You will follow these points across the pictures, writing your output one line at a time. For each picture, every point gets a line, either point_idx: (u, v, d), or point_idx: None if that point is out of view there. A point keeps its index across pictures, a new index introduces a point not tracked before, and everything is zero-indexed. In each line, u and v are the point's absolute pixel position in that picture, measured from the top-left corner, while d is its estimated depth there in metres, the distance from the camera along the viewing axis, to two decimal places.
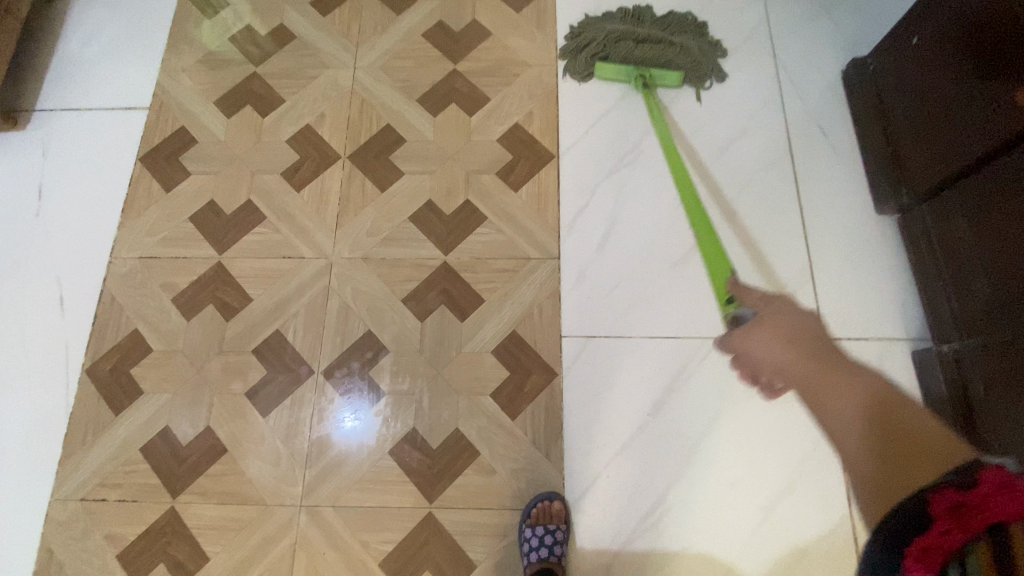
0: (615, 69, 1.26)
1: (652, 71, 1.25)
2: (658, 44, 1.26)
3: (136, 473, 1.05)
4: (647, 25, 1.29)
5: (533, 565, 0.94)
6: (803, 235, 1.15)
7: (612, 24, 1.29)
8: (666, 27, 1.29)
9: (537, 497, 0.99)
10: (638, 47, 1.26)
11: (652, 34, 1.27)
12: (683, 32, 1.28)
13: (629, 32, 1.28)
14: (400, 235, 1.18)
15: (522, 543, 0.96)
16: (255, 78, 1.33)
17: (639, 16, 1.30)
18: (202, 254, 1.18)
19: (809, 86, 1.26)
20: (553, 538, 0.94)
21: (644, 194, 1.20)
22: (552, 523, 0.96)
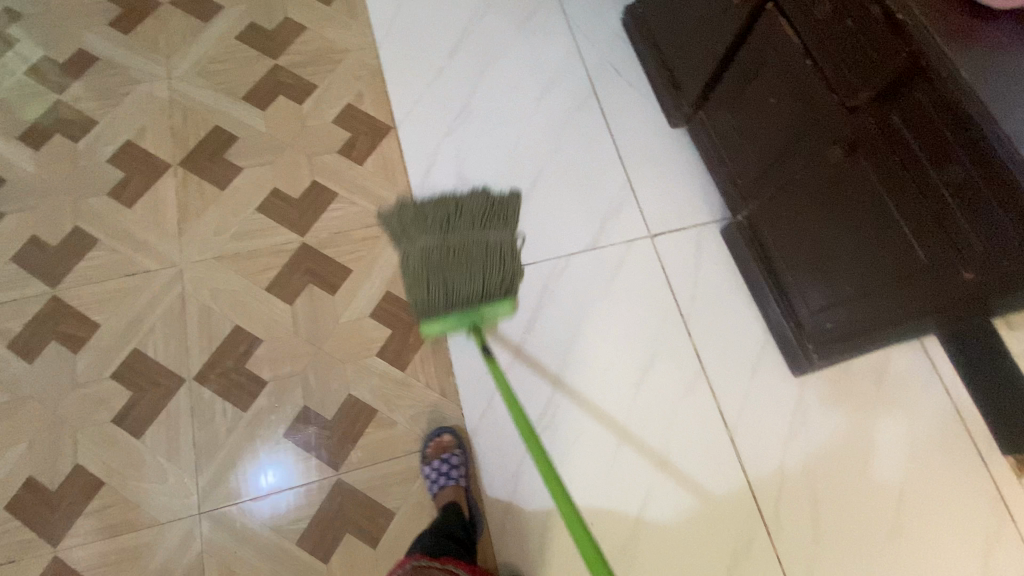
0: (442, 323, 1.06)
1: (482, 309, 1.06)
2: (482, 271, 1.07)
3: (4, 535, 0.96)
4: (461, 241, 1.09)
5: (440, 496, 0.99)
6: (619, 157, 1.31)
7: (425, 245, 1.09)
8: (480, 226, 1.11)
9: (430, 436, 1.05)
10: (457, 270, 1.06)
11: (468, 248, 1.09)
12: (494, 216, 1.14)
13: (446, 258, 1.06)
14: (252, 227, 1.17)
15: (427, 481, 1.00)
16: (61, 106, 1.27)
17: (449, 221, 1.10)
18: (33, 292, 1.10)
19: (597, 32, 1.44)
20: (450, 464, 1.00)
21: (480, 147, 1.30)
22: (447, 453, 1.02)
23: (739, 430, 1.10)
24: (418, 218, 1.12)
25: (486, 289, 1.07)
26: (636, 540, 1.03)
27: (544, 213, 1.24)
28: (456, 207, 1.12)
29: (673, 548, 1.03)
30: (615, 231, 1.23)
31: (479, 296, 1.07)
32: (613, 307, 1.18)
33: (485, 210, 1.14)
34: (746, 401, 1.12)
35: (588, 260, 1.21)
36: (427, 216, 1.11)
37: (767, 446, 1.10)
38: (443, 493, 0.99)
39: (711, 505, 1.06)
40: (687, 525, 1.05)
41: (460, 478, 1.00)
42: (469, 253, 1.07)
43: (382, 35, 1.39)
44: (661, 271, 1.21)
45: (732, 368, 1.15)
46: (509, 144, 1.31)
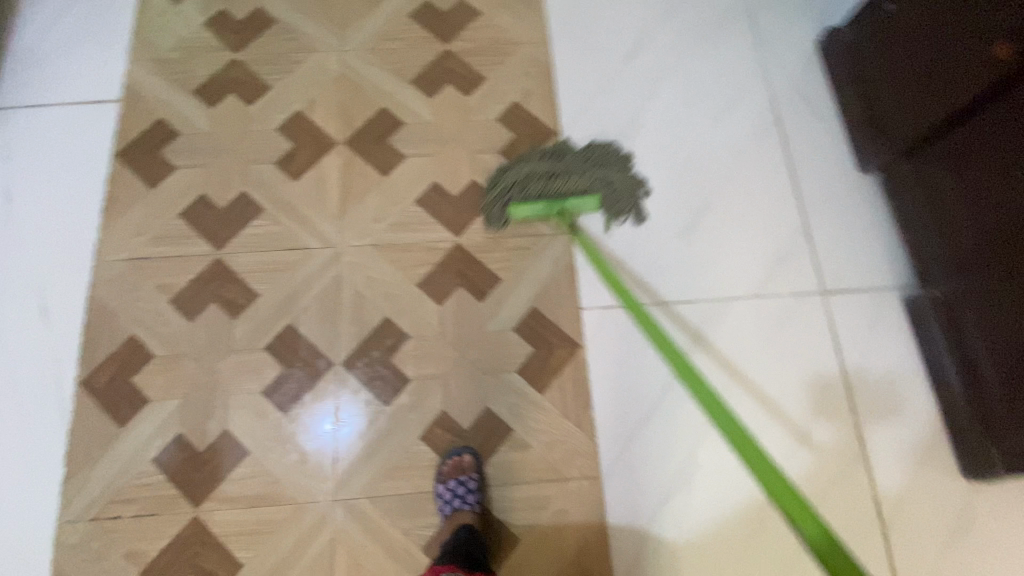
0: (531, 206, 1.14)
1: (569, 202, 1.14)
2: (577, 178, 1.15)
3: (151, 486, 1.00)
4: (567, 159, 1.17)
5: (450, 517, 0.96)
6: (798, 199, 1.20)
7: (532, 161, 1.17)
8: (588, 154, 1.19)
9: (449, 453, 1.02)
10: (554, 174, 1.15)
11: (572, 169, 1.16)
12: (604, 158, 1.19)
13: (546, 169, 1.16)
14: (409, 220, 1.16)
15: (438, 499, 0.98)
16: (236, 65, 1.26)
17: (557, 151, 1.19)
18: (198, 252, 1.12)
19: (789, 55, 1.32)
20: (465, 488, 0.97)
21: (647, 164, 1.22)
22: (464, 475, 0.98)
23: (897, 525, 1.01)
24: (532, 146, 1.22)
25: (578, 187, 1.14)
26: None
27: (709, 248, 1.16)
28: (568, 148, 1.19)
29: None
30: (783, 281, 1.14)
31: (570, 191, 1.14)
32: (772, 365, 1.09)
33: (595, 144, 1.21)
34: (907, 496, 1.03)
35: (751, 308, 1.12)
36: (539, 149, 1.19)
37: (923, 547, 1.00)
38: (455, 517, 0.96)
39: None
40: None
41: (474, 504, 0.97)
42: (571, 170, 1.16)
43: (556, 30, 1.32)
44: (830, 333, 1.11)
45: (895, 454, 1.05)
46: (679, 167, 1.22)
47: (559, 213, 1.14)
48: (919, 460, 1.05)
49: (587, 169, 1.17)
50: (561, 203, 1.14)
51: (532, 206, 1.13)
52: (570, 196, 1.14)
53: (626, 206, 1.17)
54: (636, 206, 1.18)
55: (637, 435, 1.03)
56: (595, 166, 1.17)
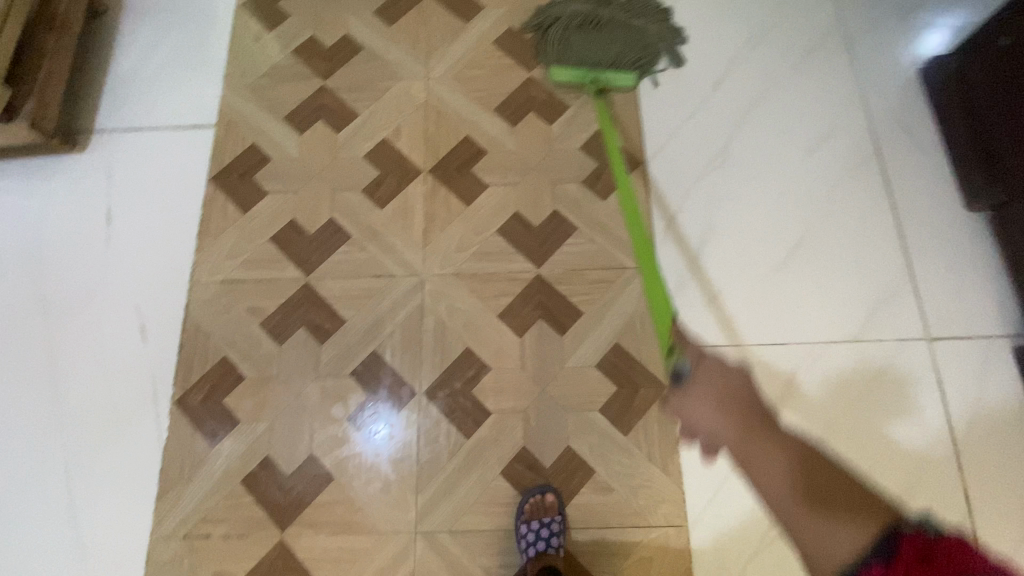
0: (568, 69, 1.21)
1: (606, 74, 1.21)
2: (615, 38, 1.22)
3: (240, 507, 1.02)
4: (606, 10, 1.23)
5: (532, 560, 0.94)
6: (900, 236, 1.14)
7: (576, 5, 1.23)
8: (629, 12, 1.24)
9: (531, 491, 1.00)
10: (594, 35, 1.22)
11: (612, 23, 1.23)
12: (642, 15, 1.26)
13: (588, 15, 1.22)
14: (491, 250, 1.16)
15: (520, 540, 0.96)
16: (325, 92, 1.29)
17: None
18: (287, 276, 1.15)
19: (889, 83, 1.25)
20: (549, 530, 0.95)
21: (736, 196, 1.18)
22: (548, 516, 0.97)
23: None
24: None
25: (617, 61, 1.21)
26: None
27: (803, 286, 1.11)
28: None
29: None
30: (883, 324, 1.08)
31: (608, 64, 1.21)
32: (870, 412, 1.03)
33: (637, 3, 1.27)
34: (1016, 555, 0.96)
35: (847, 352, 1.07)
36: None
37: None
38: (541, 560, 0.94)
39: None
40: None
41: (559, 547, 0.95)
42: (611, 27, 1.22)
43: None
44: (935, 380, 1.04)
45: (1005, 514, 0.97)
46: (769, 200, 1.17)
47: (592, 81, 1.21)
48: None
49: (627, 35, 1.23)
50: (596, 72, 1.21)
51: (570, 69, 1.21)
52: (606, 68, 1.21)
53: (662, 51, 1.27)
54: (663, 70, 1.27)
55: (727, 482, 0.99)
56: (634, 19, 1.25)
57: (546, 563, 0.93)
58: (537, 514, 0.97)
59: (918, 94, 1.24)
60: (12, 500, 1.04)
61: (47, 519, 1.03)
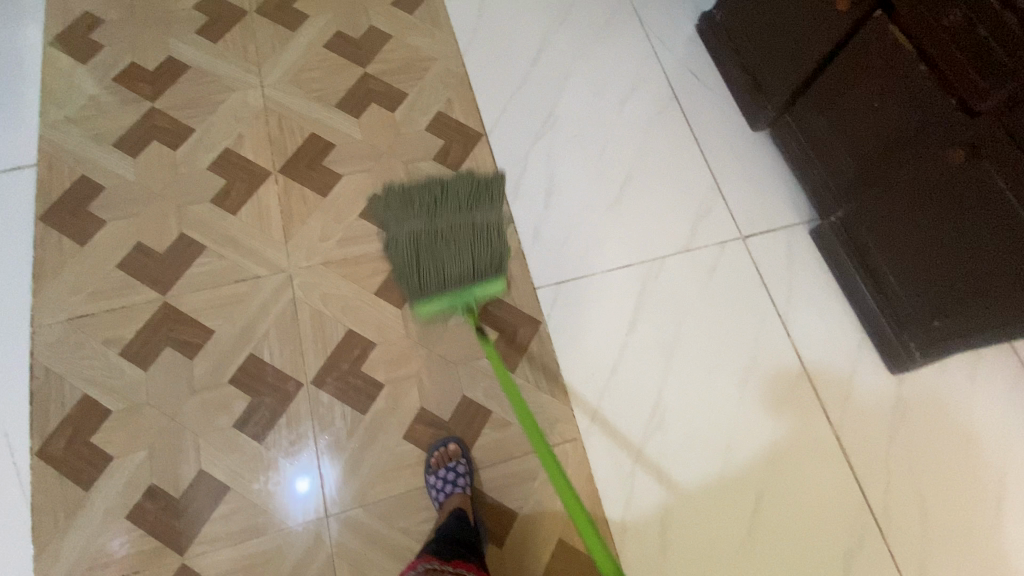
0: (436, 303, 1.07)
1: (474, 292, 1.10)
2: (461, 234, 1.12)
3: (130, 543, 0.95)
4: (441, 212, 1.15)
5: (446, 504, 0.97)
6: (705, 160, 1.34)
7: (411, 226, 1.13)
8: (466, 210, 1.16)
9: (432, 446, 1.04)
10: (447, 252, 1.10)
11: (456, 232, 1.13)
12: (481, 206, 1.18)
13: (429, 233, 1.12)
14: (356, 234, 1.20)
15: (431, 490, 0.99)
16: (155, 114, 1.26)
17: (433, 200, 1.17)
18: (143, 298, 1.10)
19: (674, 40, 1.48)
20: (455, 473, 0.99)
21: (569, 150, 1.32)
22: (453, 461, 1.01)
23: (846, 438, 1.12)
24: (405, 204, 1.17)
25: (477, 270, 1.10)
26: (752, 536, 1.04)
27: (637, 216, 1.26)
28: (443, 202, 1.17)
29: (793, 539, 1.04)
30: (708, 233, 1.26)
31: (469, 278, 1.09)
32: (711, 306, 1.19)
33: (472, 194, 1.19)
34: (858, 414, 1.14)
35: (685, 261, 1.23)
36: (414, 204, 1.16)
37: (872, 449, 1.11)
38: (448, 502, 0.97)
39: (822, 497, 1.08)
40: (803, 520, 1.06)
41: (466, 488, 0.99)
42: (456, 236, 1.12)
43: (466, 43, 1.42)
44: (756, 271, 1.23)
45: (830, 363, 1.17)
46: (597, 149, 1.33)
47: (465, 307, 1.09)
48: (858, 384, 1.16)
49: (474, 233, 1.13)
50: (464, 295, 1.09)
51: (440, 299, 1.08)
52: (469, 285, 1.09)
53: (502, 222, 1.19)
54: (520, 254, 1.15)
55: (607, 390, 1.10)
56: (472, 208, 1.17)
57: (453, 504, 0.96)
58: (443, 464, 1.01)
59: (697, 46, 1.47)
60: None
61: None
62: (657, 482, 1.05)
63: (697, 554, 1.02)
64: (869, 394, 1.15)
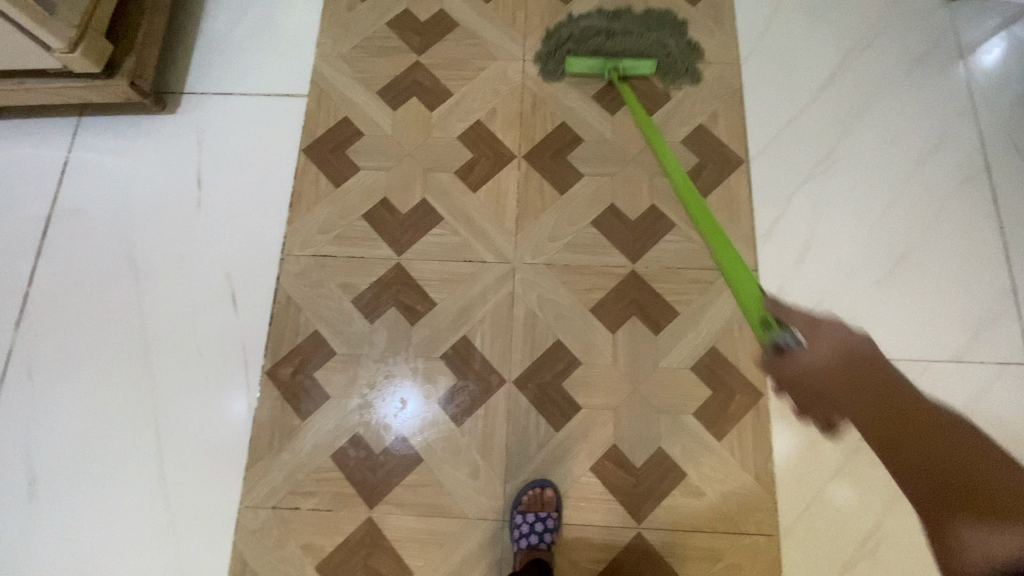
0: (587, 59, 1.22)
1: (624, 62, 1.21)
2: (633, 40, 1.24)
3: (329, 481, 1.03)
4: (622, 21, 1.26)
5: (523, 551, 0.94)
6: (1005, 251, 1.11)
7: (586, 23, 1.26)
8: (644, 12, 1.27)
9: (528, 485, 1.00)
10: (613, 42, 1.24)
11: (626, 34, 1.24)
12: (658, 28, 1.27)
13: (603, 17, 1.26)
14: (585, 242, 1.14)
15: (513, 530, 0.97)
16: (418, 69, 1.26)
17: (617, 13, 1.27)
18: (379, 254, 1.14)
19: (1005, 96, 1.21)
20: (543, 525, 0.96)
21: (839, 204, 1.14)
22: (543, 511, 0.97)
23: None
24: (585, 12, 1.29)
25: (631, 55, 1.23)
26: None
27: (902, 300, 1.08)
28: (623, 14, 1.27)
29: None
30: (986, 347, 1.05)
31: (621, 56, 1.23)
32: None
33: (650, 16, 1.28)
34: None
35: (949, 372, 1.04)
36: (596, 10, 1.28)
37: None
38: (529, 552, 0.94)
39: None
40: None
41: (550, 544, 0.95)
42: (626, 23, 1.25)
43: (748, 53, 1.26)
44: None
45: None
46: (874, 211, 1.14)
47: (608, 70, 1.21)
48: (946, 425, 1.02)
49: (644, 41, 1.24)
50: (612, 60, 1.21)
51: (590, 61, 1.21)
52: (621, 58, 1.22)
53: (681, 69, 1.23)
54: (692, 70, 1.24)
55: (820, 493, 0.98)
56: (650, 30, 1.26)
57: (534, 556, 0.93)
58: (534, 508, 0.98)
59: None
60: (104, 458, 1.06)
61: (139, 479, 1.05)
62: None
63: None
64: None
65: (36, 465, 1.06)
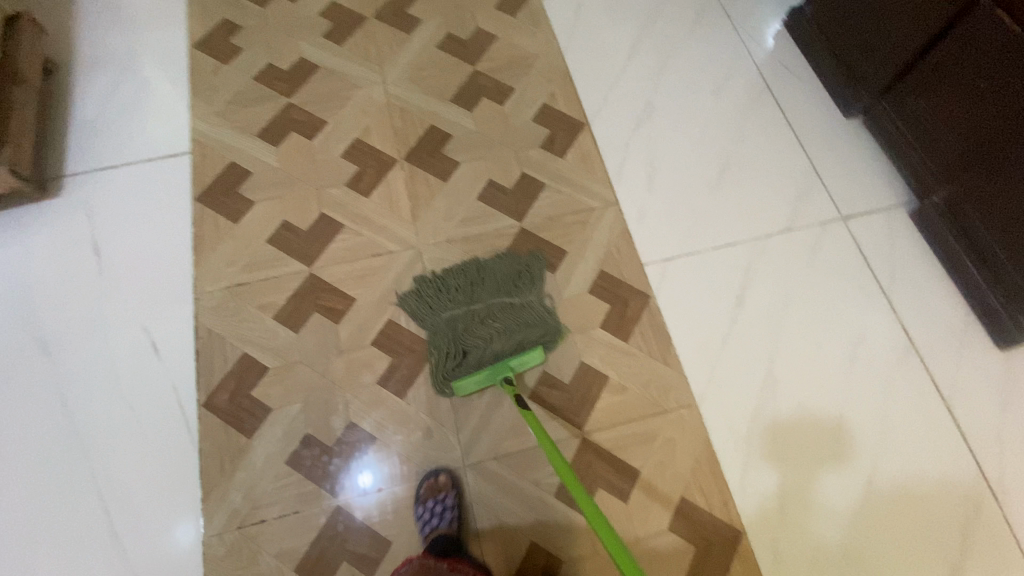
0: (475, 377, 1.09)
1: (512, 363, 1.10)
2: (504, 326, 1.15)
3: (290, 485, 1.05)
4: (482, 299, 1.19)
5: (429, 536, 0.99)
6: (802, 151, 1.39)
7: (452, 311, 1.17)
8: (504, 289, 1.19)
9: (424, 475, 1.05)
10: (487, 333, 1.14)
11: (495, 313, 1.17)
12: (518, 286, 1.20)
13: (469, 324, 1.16)
14: (475, 214, 1.30)
15: (418, 520, 1.01)
16: (292, 108, 1.40)
17: (471, 289, 1.20)
18: (291, 270, 1.22)
19: (763, 36, 1.55)
20: (443, 505, 1.01)
21: (669, 138, 1.39)
22: (441, 493, 1.02)
23: (857, 502, 1.07)
24: (443, 292, 1.20)
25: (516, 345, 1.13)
26: (864, 518, 1.06)
27: (737, 197, 1.33)
28: (478, 282, 1.21)
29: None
30: (808, 214, 1.31)
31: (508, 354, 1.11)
32: (816, 283, 1.24)
33: (507, 272, 1.22)
34: (860, 478, 1.08)
35: (788, 240, 1.28)
36: (453, 285, 1.20)
37: (877, 498, 1.07)
38: (433, 535, 0.99)
39: (926, 550, 1.04)
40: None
41: (452, 520, 1.00)
42: (493, 318, 1.16)
43: (567, 42, 1.52)
44: (858, 250, 1.28)
45: (938, 339, 1.20)
46: (696, 136, 1.40)
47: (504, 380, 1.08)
48: (869, 440, 1.11)
49: (511, 310, 1.17)
50: (501, 368, 1.09)
51: (477, 376, 1.08)
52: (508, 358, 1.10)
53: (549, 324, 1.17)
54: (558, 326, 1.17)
55: (718, 359, 1.15)
56: (507, 287, 1.20)
57: (438, 536, 0.98)
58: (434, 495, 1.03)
59: (787, 40, 1.54)
60: (47, 539, 1.03)
61: (88, 547, 1.02)
62: (803, 541, 1.03)
63: (813, 536, 1.03)
64: (882, 455, 1.10)
65: None
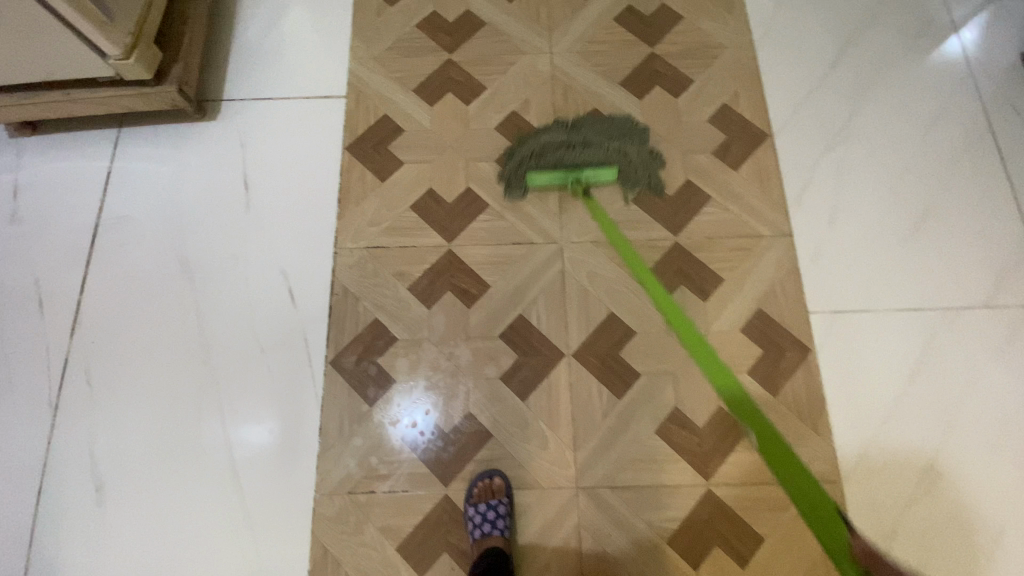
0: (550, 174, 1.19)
1: (586, 172, 1.19)
2: (595, 153, 1.21)
3: (402, 463, 1.05)
4: (583, 132, 1.23)
5: (479, 542, 0.97)
6: (1020, 213, 1.17)
7: (550, 132, 1.24)
8: (606, 129, 1.24)
9: (478, 476, 1.03)
10: (576, 155, 1.21)
11: (589, 144, 1.22)
12: (621, 137, 1.24)
13: (563, 142, 1.23)
14: (628, 218, 1.19)
15: (468, 523, 0.99)
16: (452, 66, 1.32)
17: (577, 122, 1.25)
18: (430, 242, 1.18)
19: (997, 63, 1.30)
20: (495, 512, 0.98)
21: (861, 170, 1.22)
22: (494, 499, 1.00)
23: None
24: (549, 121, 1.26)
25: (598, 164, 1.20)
26: None
27: (930, 255, 1.15)
28: (584, 121, 1.25)
29: None
30: (1013, 292, 1.12)
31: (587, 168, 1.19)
32: (1006, 375, 1.07)
33: (616, 124, 1.25)
34: None
35: (982, 318, 1.11)
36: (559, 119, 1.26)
37: None
38: (484, 542, 0.96)
39: None
40: None
41: (504, 529, 0.97)
42: (587, 147, 1.22)
43: (761, 36, 1.34)
44: None
45: None
46: (893, 174, 1.21)
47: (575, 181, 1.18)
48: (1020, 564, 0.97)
49: (606, 147, 1.22)
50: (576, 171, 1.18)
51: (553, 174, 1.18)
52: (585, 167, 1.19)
53: (638, 175, 1.21)
54: (655, 176, 1.21)
55: (875, 438, 1.03)
56: (611, 134, 1.24)
57: (489, 545, 0.95)
58: (485, 498, 1.01)
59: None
60: (172, 462, 1.07)
61: (207, 475, 1.06)
62: None
63: None
64: None
65: (100, 473, 1.07)
